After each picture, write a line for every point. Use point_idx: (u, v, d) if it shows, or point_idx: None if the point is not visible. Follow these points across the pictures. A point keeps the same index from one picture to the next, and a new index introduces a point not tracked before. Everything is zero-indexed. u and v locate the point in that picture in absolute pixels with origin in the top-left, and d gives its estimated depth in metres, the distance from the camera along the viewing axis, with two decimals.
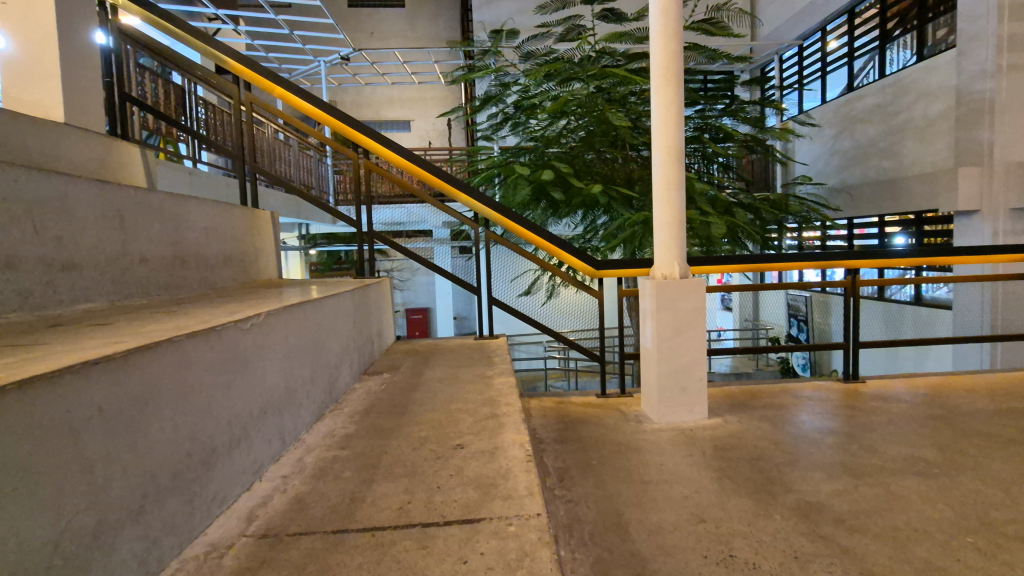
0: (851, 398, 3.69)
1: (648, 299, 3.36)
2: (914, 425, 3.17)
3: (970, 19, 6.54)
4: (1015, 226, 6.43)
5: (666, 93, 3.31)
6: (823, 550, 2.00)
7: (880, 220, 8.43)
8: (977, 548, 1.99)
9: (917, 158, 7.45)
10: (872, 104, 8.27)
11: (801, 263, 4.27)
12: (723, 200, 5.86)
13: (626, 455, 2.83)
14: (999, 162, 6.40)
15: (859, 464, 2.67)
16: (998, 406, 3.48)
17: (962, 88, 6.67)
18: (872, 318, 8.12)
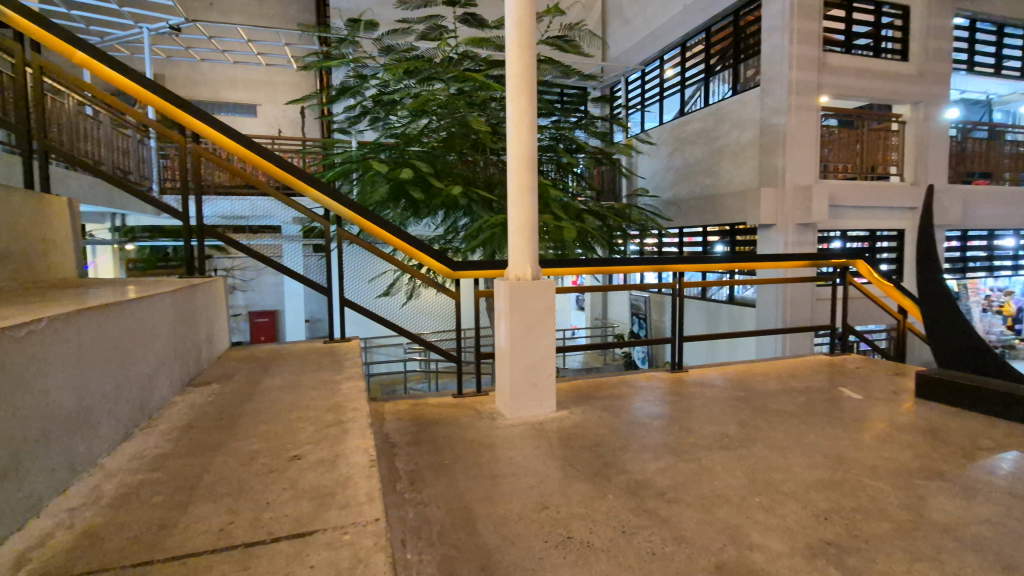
0: (676, 385, 4.19)
1: (502, 299, 3.47)
2: (722, 406, 3.70)
3: (771, 63, 7.79)
4: (800, 238, 7.77)
5: (519, 103, 3.46)
6: (646, 522, 2.24)
7: (704, 230, 9.70)
8: (761, 505, 2.39)
9: (732, 177, 8.70)
10: (698, 128, 9.49)
11: (637, 266, 4.72)
12: (574, 207, 6.30)
13: (478, 451, 2.90)
14: (790, 184, 7.71)
15: (678, 444, 3.04)
16: (784, 386, 4.23)
17: (764, 121, 7.94)
18: (696, 315, 9.28)
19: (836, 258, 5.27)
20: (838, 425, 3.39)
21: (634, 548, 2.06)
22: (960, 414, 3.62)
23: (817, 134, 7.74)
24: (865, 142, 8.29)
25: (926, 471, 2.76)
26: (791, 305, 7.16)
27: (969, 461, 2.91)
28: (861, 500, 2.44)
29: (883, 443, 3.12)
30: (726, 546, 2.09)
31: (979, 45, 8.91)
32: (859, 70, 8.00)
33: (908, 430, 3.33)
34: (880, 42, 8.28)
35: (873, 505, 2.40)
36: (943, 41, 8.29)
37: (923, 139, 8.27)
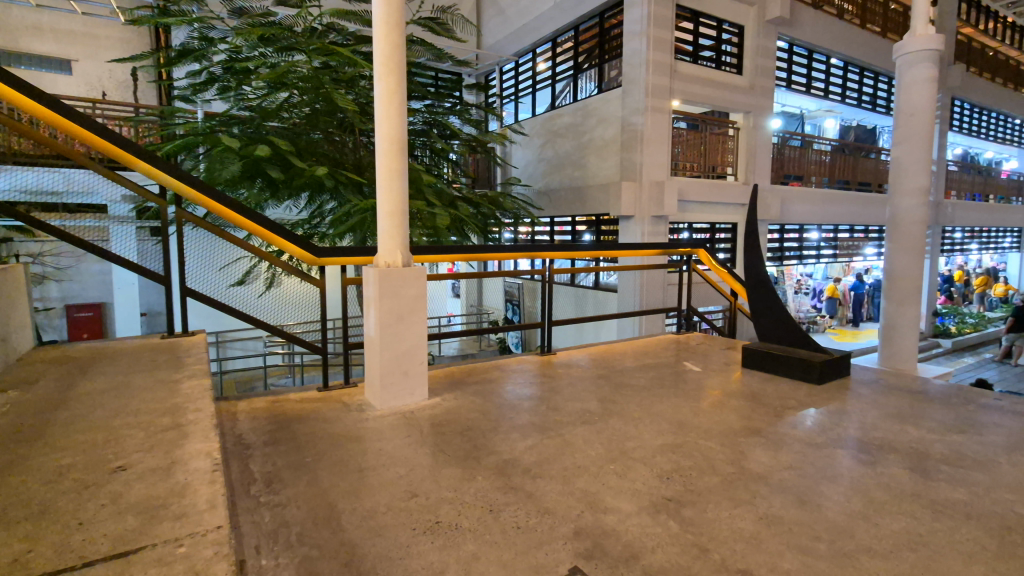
0: (545, 367, 4.41)
1: (371, 286, 3.34)
2: (585, 385, 3.96)
3: (631, 65, 8.40)
4: (654, 229, 8.51)
5: (388, 83, 3.33)
6: (512, 498, 2.34)
7: (573, 220, 10.22)
8: (615, 472, 2.61)
9: (597, 170, 9.28)
10: (568, 122, 9.96)
11: (508, 254, 4.83)
12: (447, 193, 6.27)
13: (345, 445, 2.79)
14: (646, 179, 8.42)
15: (544, 422, 3.20)
16: (639, 363, 4.65)
17: (625, 119, 8.57)
18: (565, 300, 9.80)
19: (682, 247, 5.87)
20: (682, 396, 3.82)
21: (500, 524, 2.14)
22: (775, 380, 4.28)
23: (669, 135, 8.53)
24: (708, 143, 9.32)
25: (747, 429, 3.23)
26: (646, 289, 7.88)
27: (780, 418, 3.46)
28: (696, 459, 2.79)
29: (716, 408, 3.57)
30: (584, 512, 2.25)
31: (796, 66, 10.43)
32: (704, 79, 8.93)
33: (735, 396, 3.86)
34: (721, 56, 9.30)
35: (706, 462, 2.75)
36: (768, 60, 9.59)
37: (753, 145, 9.54)
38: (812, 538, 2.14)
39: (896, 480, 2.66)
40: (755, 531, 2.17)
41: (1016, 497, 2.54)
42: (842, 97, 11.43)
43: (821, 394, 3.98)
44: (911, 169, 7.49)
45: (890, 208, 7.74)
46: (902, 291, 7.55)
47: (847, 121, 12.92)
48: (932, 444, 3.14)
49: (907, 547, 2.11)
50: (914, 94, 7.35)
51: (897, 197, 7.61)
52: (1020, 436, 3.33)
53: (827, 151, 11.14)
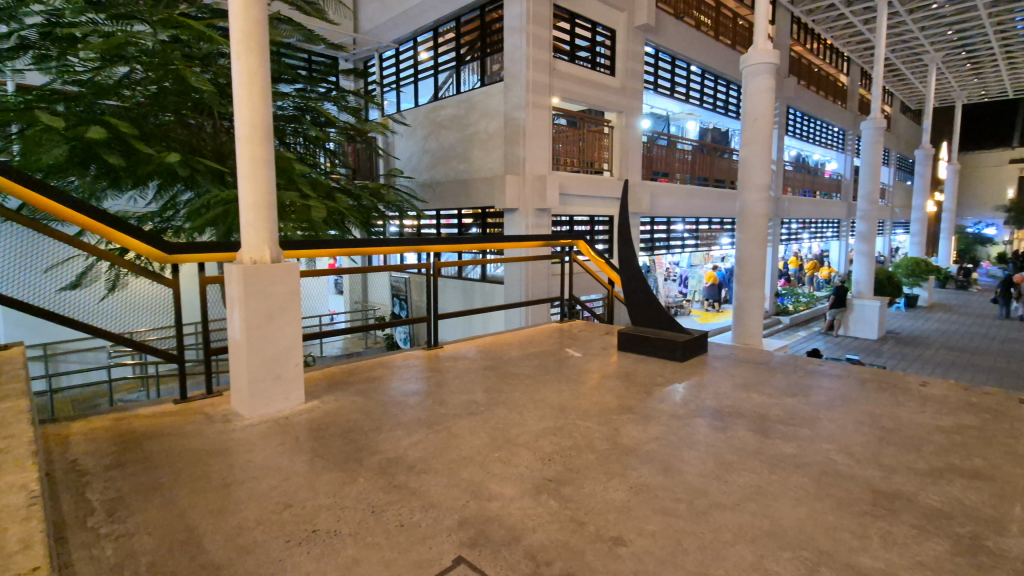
0: (432, 362, 4.38)
1: (234, 286, 3.07)
2: (472, 376, 4.00)
3: (512, 61, 8.57)
4: (538, 222, 8.76)
5: (247, 62, 3.05)
6: (395, 497, 2.29)
7: (459, 213, 10.19)
8: (500, 459, 2.68)
9: (482, 163, 9.35)
10: (451, 114, 9.89)
11: (390, 248, 4.68)
12: (324, 184, 5.94)
13: (208, 461, 2.54)
14: (529, 173, 8.62)
15: (431, 416, 3.19)
16: (524, 352, 4.80)
17: (507, 114, 8.73)
18: (454, 293, 9.77)
19: (563, 239, 6.11)
20: (564, 381, 4.01)
21: (383, 524, 2.09)
22: (646, 360, 4.66)
23: (549, 130, 8.81)
24: (586, 139, 9.78)
25: (621, 407, 3.49)
26: (532, 280, 8.11)
27: (650, 394, 3.77)
28: (575, 439, 2.94)
29: (595, 390, 3.80)
30: (469, 502, 2.28)
31: (661, 71, 11.33)
32: (580, 78, 9.34)
33: (612, 377, 4.14)
34: (595, 57, 9.80)
35: (584, 441, 2.92)
36: (636, 63, 10.31)
37: (625, 143, 10.21)
38: (674, 500, 2.37)
39: (742, 441, 3.04)
40: (626, 500, 2.35)
41: (832, 446, 3.02)
42: (700, 102, 12.65)
43: (685, 370, 4.41)
44: (755, 169, 8.50)
45: (740, 202, 8.73)
46: (750, 275, 8.58)
47: (705, 124, 14.32)
48: (771, 407, 3.62)
49: (749, 498, 2.42)
50: (756, 101, 8.34)
51: (745, 192, 8.60)
52: (837, 395, 3.94)
53: (689, 151, 12.28)
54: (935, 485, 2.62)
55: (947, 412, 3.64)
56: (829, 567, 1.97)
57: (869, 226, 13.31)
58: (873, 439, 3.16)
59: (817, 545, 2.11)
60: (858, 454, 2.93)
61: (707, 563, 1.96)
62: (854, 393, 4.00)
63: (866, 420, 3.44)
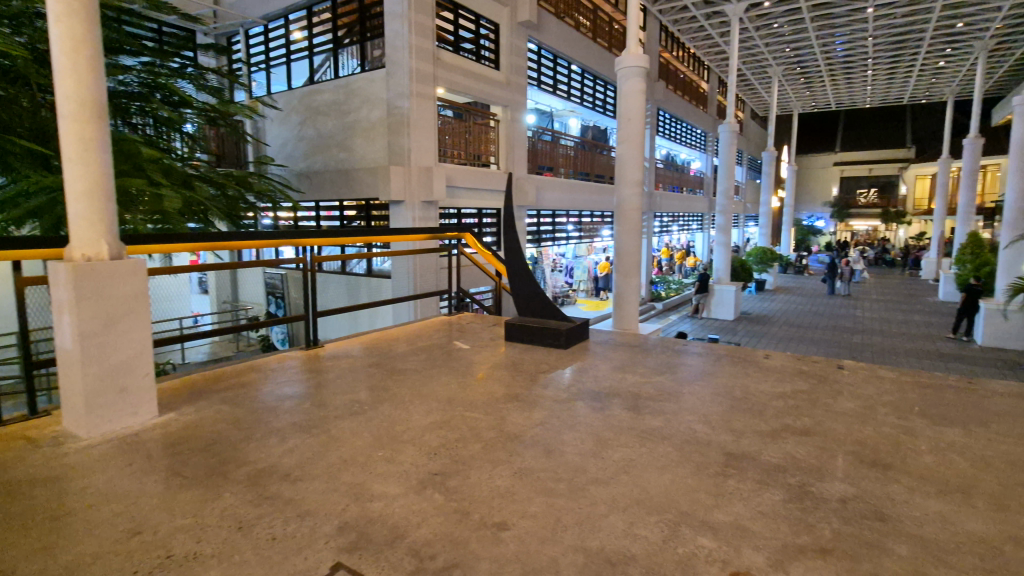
0: (311, 362, 4.14)
1: (61, 287, 2.64)
2: (355, 375, 3.85)
3: (394, 47, 8.33)
4: (425, 214, 8.62)
5: (69, 24, 2.61)
6: (265, 509, 2.13)
7: (340, 205, 9.69)
8: (384, 458, 2.61)
9: (364, 153, 8.96)
10: (329, 100, 9.37)
11: (261, 241, 4.32)
12: (179, 171, 5.33)
13: (31, 491, 2.18)
14: (414, 164, 8.43)
15: (309, 420, 3.01)
16: (411, 347, 4.72)
17: (390, 103, 8.47)
18: (336, 289, 9.33)
19: (449, 231, 6.07)
20: (452, 374, 4.01)
21: (252, 540, 1.94)
22: (532, 349, 4.81)
23: (434, 121, 8.68)
24: (472, 132, 9.77)
25: (508, 396, 3.56)
26: (420, 273, 8.02)
27: (535, 382, 3.90)
28: (462, 431, 2.95)
29: (482, 381, 3.85)
30: (349, 506, 2.19)
31: (543, 68, 11.68)
32: (465, 70, 9.31)
33: (499, 366, 4.23)
34: (479, 50, 9.84)
35: (470, 432, 2.94)
36: (520, 59, 10.52)
37: (511, 137, 10.39)
38: (555, 480, 2.48)
39: (618, 419, 3.26)
40: (510, 486, 2.41)
41: (694, 417, 3.35)
42: (580, 100, 13.26)
43: (568, 356, 4.62)
44: (630, 166, 9.10)
45: (618, 196, 9.29)
46: (627, 265, 9.21)
47: (586, 121, 15.05)
48: (644, 386, 3.93)
49: (622, 471, 2.61)
50: (630, 102, 8.91)
51: (622, 187, 9.18)
52: (699, 371, 4.38)
53: (571, 147, 12.81)
54: (774, 444, 3.02)
55: (785, 380, 4.21)
56: (688, 525, 2.19)
57: (726, 219, 14.92)
58: (726, 407, 3.56)
59: (679, 507, 2.33)
60: (714, 422, 3.28)
61: (584, 537, 2.07)
62: (713, 368, 4.47)
63: (721, 392, 3.86)
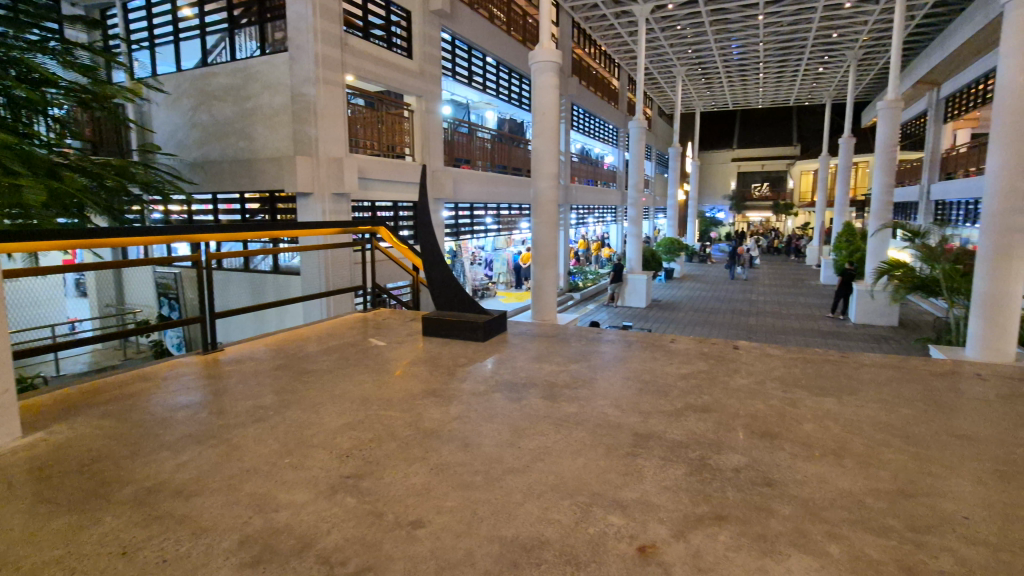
0: (209, 367, 3.84)
1: None
2: (261, 378, 3.62)
3: (296, 30, 7.90)
4: (335, 207, 8.26)
5: None
6: (155, 530, 1.96)
7: (241, 197, 9.00)
8: (291, 465, 2.48)
9: (266, 142, 8.41)
10: (226, 84, 8.70)
11: (146, 238, 3.93)
12: (43, 159, 4.72)
13: None
14: (323, 154, 8.04)
15: (207, 430, 2.80)
16: (322, 347, 4.52)
17: (294, 89, 8.01)
18: (239, 287, 8.72)
19: (362, 225, 5.84)
20: (366, 372, 3.89)
21: (139, 565, 1.77)
22: (450, 343, 4.78)
23: (343, 110, 8.31)
24: (385, 122, 9.46)
25: (425, 392, 3.52)
26: (332, 268, 7.68)
27: (452, 376, 3.88)
28: (376, 430, 2.88)
29: (399, 378, 3.77)
30: (251, 518, 2.06)
31: (458, 59, 11.57)
32: (376, 57, 8.99)
33: (416, 362, 4.17)
34: (390, 37, 9.54)
35: (385, 431, 2.87)
36: (433, 49, 10.36)
37: (426, 129, 10.22)
38: (471, 473, 2.49)
39: (535, 408, 3.32)
40: (426, 483, 2.38)
41: (606, 402, 3.50)
42: (496, 92, 13.30)
43: (486, 349, 4.64)
44: (545, 158, 9.25)
45: (534, 188, 9.43)
46: (545, 256, 9.40)
47: (502, 114, 15.13)
48: (559, 374, 4.04)
49: (537, 459, 2.67)
50: (544, 95, 9.06)
51: (538, 179, 9.33)
52: (611, 358, 4.57)
53: (488, 139, 12.82)
54: (678, 422, 3.22)
55: (688, 362, 4.51)
56: (598, 506, 2.28)
57: (637, 211, 15.65)
58: (636, 391, 3.75)
59: (591, 488, 2.42)
60: (625, 405, 3.44)
61: (499, 526, 2.10)
62: (625, 354, 4.68)
63: (631, 376, 4.06)
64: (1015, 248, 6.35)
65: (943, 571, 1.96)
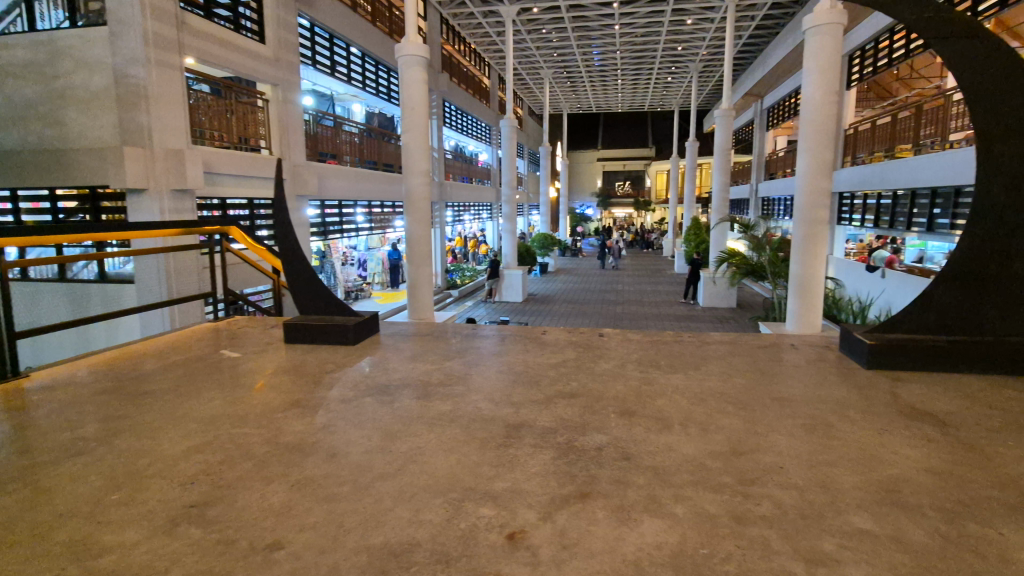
0: (9, 399, 3.21)
1: None
2: (81, 407, 3.11)
3: (118, 3, 6.87)
4: (177, 206, 7.33)
5: None
6: None
7: (52, 193, 7.63)
8: (120, 501, 2.16)
9: (83, 129, 7.21)
10: (24, 60, 7.37)
11: None
12: None
13: None
14: (158, 146, 7.06)
15: (4, 474, 2.33)
16: (162, 363, 4.00)
17: (118, 70, 6.96)
18: (54, 300, 7.42)
19: (210, 225, 5.30)
20: (218, 388, 3.52)
21: None
22: (316, 349, 4.51)
23: (182, 96, 7.40)
24: (235, 112, 8.59)
25: (287, 403, 3.27)
26: (175, 274, 6.83)
27: (318, 384, 3.66)
28: (229, 451, 2.62)
29: (257, 391, 3.47)
30: (66, 570, 1.76)
31: (318, 47, 10.91)
32: (221, 39, 8.12)
33: (278, 372, 3.87)
34: (238, 19, 8.69)
35: (239, 451, 2.63)
36: (289, 35, 9.65)
37: (284, 121, 9.53)
38: (337, 484, 2.37)
39: (408, 409, 3.26)
40: (286, 501, 2.22)
41: (480, 397, 3.54)
42: (362, 85, 12.79)
43: (357, 353, 4.45)
44: (416, 155, 9.08)
45: (406, 185, 9.23)
46: (419, 254, 9.25)
47: (370, 108, 14.58)
48: (434, 373, 4.01)
49: (408, 461, 2.62)
50: (412, 91, 8.90)
51: (409, 176, 9.14)
52: (486, 353, 4.64)
53: (356, 133, 12.28)
54: (547, 409, 3.37)
55: (558, 351, 4.74)
56: (470, 500, 2.31)
57: (511, 208, 16.07)
58: (509, 383, 3.85)
59: (463, 484, 2.44)
60: (498, 398, 3.52)
61: (368, 535, 2.03)
62: (499, 348, 4.79)
63: (504, 370, 4.16)
64: (817, 237, 7.60)
65: (765, 515, 2.29)
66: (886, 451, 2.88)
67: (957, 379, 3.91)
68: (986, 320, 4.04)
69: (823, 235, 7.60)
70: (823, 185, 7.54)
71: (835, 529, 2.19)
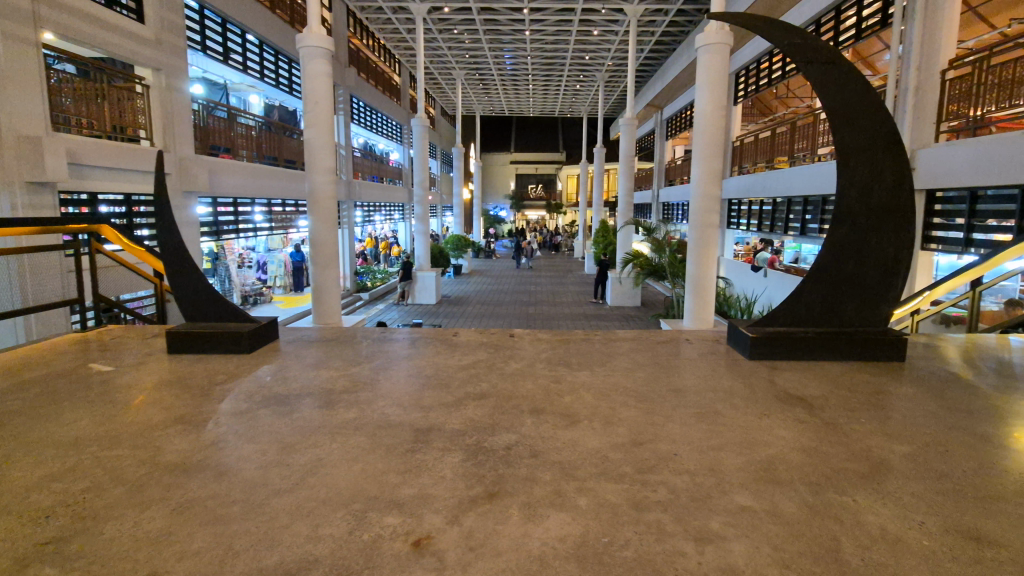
0: None
1: None
2: None
3: None
4: (32, 201, 6.42)
5: None
6: None
7: None
8: None
9: None
10: None
11: None
12: None
13: None
14: (6, 132, 6.13)
15: None
16: (13, 382, 3.48)
17: None
18: None
19: (76, 223, 4.69)
20: (84, 406, 3.13)
21: None
22: (206, 359, 4.16)
23: (39, 76, 6.49)
24: (110, 99, 7.63)
25: (169, 420, 2.98)
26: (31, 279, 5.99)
27: (207, 397, 3.37)
28: (96, 477, 2.34)
29: (133, 408, 3.13)
30: None
31: (210, 31, 10.07)
32: (89, 15, 7.23)
33: (159, 386, 3.50)
34: None
35: (108, 476, 2.35)
36: (174, 16, 8.82)
37: (167, 109, 8.72)
38: (225, 504, 2.19)
39: (309, 420, 3.09)
40: (165, 528, 2.01)
41: (387, 402, 3.45)
42: (260, 75, 12.00)
43: (253, 361, 4.16)
44: (320, 151, 8.66)
45: (309, 182, 8.78)
46: (324, 256, 8.83)
47: (269, 99, 13.72)
48: (339, 380, 3.84)
49: (308, 474, 2.49)
50: (316, 84, 8.46)
51: (313, 174, 8.71)
52: (395, 357, 4.53)
53: (253, 126, 11.48)
54: (457, 411, 3.35)
55: (470, 352, 4.74)
56: (374, 509, 2.24)
57: (423, 209, 15.84)
58: (419, 387, 3.78)
59: (367, 493, 2.36)
60: (407, 403, 3.45)
61: (260, 556, 1.90)
62: (410, 352, 4.70)
63: (414, 373, 4.08)
64: (709, 240, 8.25)
65: (660, 500, 2.44)
66: (765, 433, 3.18)
67: (823, 366, 4.41)
68: (845, 313, 4.60)
69: (714, 238, 8.26)
70: (713, 192, 8.20)
71: (721, 508, 2.38)
